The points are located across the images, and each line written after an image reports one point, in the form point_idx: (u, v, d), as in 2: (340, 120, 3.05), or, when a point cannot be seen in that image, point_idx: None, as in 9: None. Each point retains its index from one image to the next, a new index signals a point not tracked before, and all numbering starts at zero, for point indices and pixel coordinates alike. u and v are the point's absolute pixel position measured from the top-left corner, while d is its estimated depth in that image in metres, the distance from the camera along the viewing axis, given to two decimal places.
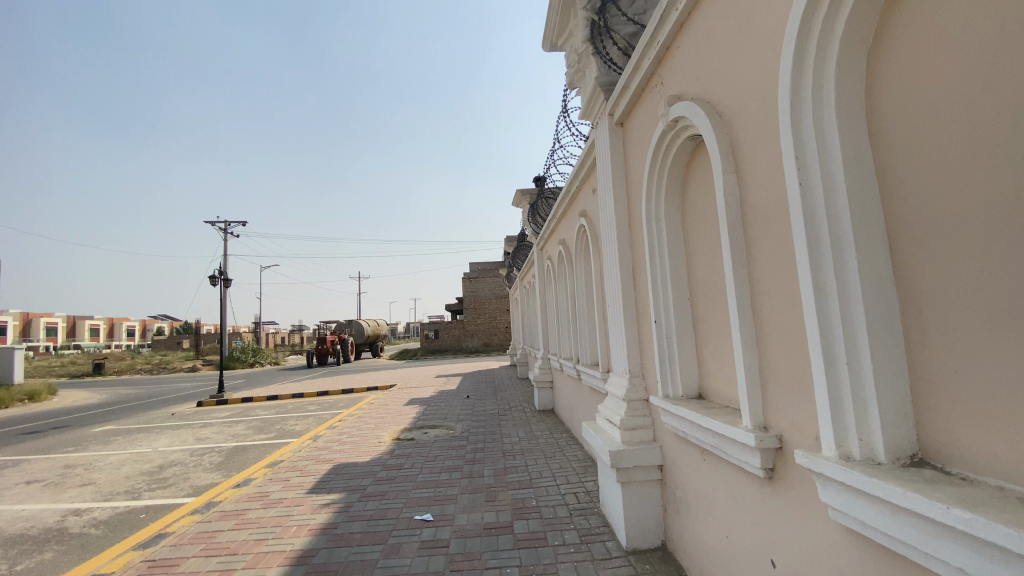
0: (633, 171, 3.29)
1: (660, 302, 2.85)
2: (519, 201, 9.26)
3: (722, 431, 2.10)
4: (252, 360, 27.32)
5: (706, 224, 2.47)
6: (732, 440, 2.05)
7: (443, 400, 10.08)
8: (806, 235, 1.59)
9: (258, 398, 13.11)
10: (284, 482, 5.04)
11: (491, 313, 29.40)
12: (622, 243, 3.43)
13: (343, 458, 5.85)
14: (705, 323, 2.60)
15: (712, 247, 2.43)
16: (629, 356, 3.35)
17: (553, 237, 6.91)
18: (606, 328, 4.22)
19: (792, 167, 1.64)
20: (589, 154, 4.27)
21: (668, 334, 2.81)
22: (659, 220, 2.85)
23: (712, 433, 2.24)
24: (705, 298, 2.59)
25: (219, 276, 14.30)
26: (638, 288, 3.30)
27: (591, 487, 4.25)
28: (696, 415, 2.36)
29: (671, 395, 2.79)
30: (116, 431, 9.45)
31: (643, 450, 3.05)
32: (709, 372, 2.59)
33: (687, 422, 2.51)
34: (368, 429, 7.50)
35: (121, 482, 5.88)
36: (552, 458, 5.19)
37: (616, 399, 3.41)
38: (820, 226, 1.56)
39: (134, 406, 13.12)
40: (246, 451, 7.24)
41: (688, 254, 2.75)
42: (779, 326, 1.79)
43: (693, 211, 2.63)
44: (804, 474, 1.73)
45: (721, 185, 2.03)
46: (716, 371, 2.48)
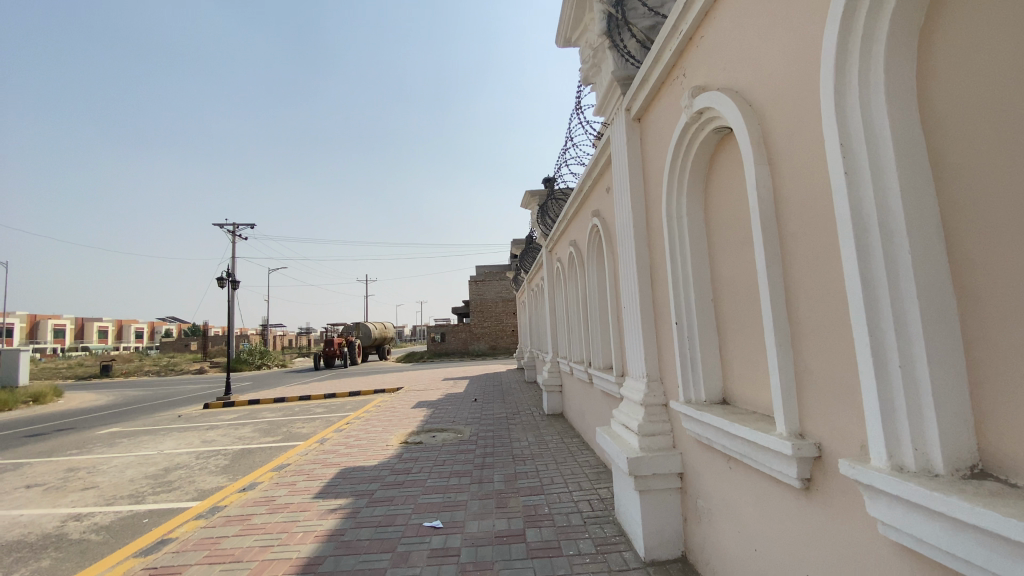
0: (651, 167, 3.19)
1: (682, 302, 2.73)
2: (528, 202, 9.17)
3: (753, 438, 1.98)
4: (258, 362, 27.36)
5: (733, 220, 2.36)
6: (764, 448, 1.92)
7: (450, 403, 9.99)
8: (852, 227, 1.48)
9: (264, 400, 13.09)
10: (290, 486, 4.96)
11: (498, 316, 29.31)
12: (640, 242, 3.32)
13: (350, 462, 5.76)
14: (731, 324, 2.49)
15: (740, 245, 2.32)
16: (647, 359, 3.23)
17: (564, 238, 6.81)
18: (621, 330, 4.11)
19: (835, 155, 1.53)
20: (603, 151, 4.18)
21: (690, 336, 2.68)
22: (680, 217, 2.74)
23: (740, 441, 2.12)
24: (731, 298, 2.47)
25: (226, 278, 14.31)
26: (656, 289, 3.19)
27: (605, 494, 4.13)
28: (722, 421, 2.24)
29: (693, 400, 2.67)
30: (122, 433, 9.43)
31: (663, 457, 2.92)
32: (735, 376, 2.47)
33: (712, 429, 2.40)
34: (375, 432, 7.42)
35: (125, 485, 5.82)
36: (563, 463, 5.07)
37: (633, 404, 3.29)
38: (868, 219, 1.45)
39: (140, 408, 13.11)
40: (251, 454, 7.18)
41: (713, 253, 2.64)
42: (819, 326, 1.67)
43: (719, 207, 2.52)
44: (847, 485, 1.61)
45: (754, 178, 1.92)
46: (743, 375, 2.36)
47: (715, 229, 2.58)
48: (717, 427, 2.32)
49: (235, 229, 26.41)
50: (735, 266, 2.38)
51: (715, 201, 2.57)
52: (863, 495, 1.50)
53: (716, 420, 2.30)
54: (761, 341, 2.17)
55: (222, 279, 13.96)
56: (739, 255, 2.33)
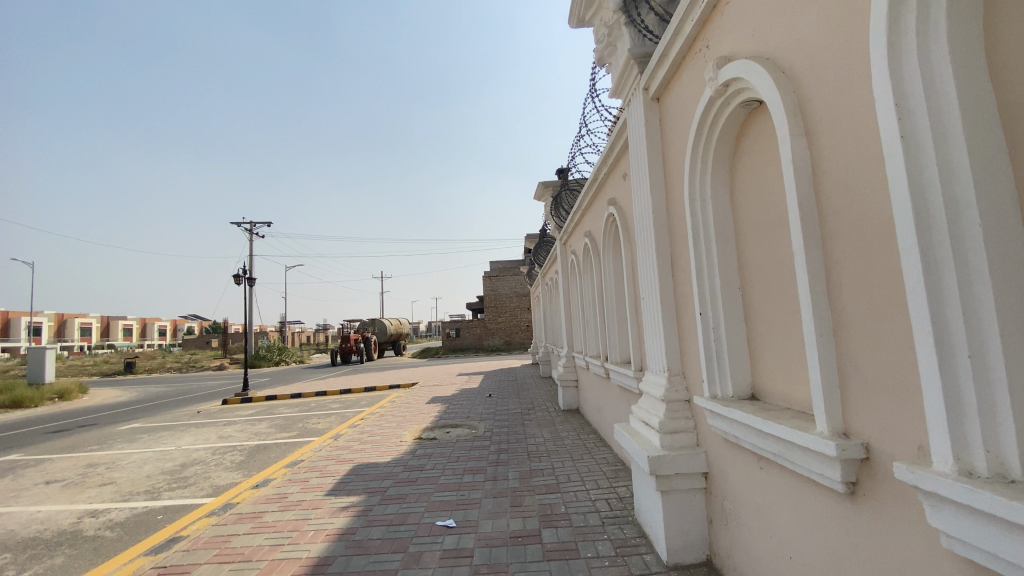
0: (671, 149, 3.02)
1: (706, 291, 2.56)
2: (541, 194, 8.99)
3: (788, 437, 1.81)
4: (276, 359, 27.68)
5: (764, 201, 2.18)
6: (801, 447, 1.76)
7: (465, 399, 9.89)
8: (908, 198, 1.30)
9: (281, 396, 13.17)
10: (303, 482, 4.90)
11: (512, 311, 29.18)
12: (660, 228, 3.14)
13: (363, 458, 5.69)
14: (761, 314, 2.31)
15: (772, 227, 2.14)
16: (668, 353, 3.06)
17: (578, 230, 6.63)
18: (639, 322, 3.94)
19: (887, 117, 1.35)
20: (620, 136, 4.00)
21: (716, 328, 2.51)
22: (704, 200, 2.57)
23: (773, 440, 1.95)
24: (761, 285, 2.30)
25: (242, 276, 14.42)
26: (678, 279, 3.01)
27: (624, 493, 3.97)
28: (753, 418, 2.08)
29: (719, 396, 2.50)
30: (141, 429, 9.55)
31: (686, 455, 2.76)
32: (766, 369, 2.30)
33: (741, 427, 2.23)
34: (389, 428, 7.37)
35: (141, 481, 5.85)
36: (580, 460, 4.93)
37: (653, 400, 3.13)
38: (928, 188, 1.27)
39: (160, 405, 13.31)
40: (266, 450, 7.18)
41: (740, 238, 2.46)
42: (868, 313, 1.50)
43: (747, 188, 2.34)
44: (900, 489, 1.44)
45: (789, 152, 1.74)
46: (776, 368, 2.19)
47: (743, 211, 2.40)
48: (747, 425, 2.16)
49: (251, 227, 26.68)
50: (767, 251, 2.20)
51: (743, 181, 2.39)
52: (921, 501, 1.33)
53: (746, 417, 2.14)
54: (796, 331, 1.99)
55: (238, 276, 14.04)
56: (771, 239, 2.16)
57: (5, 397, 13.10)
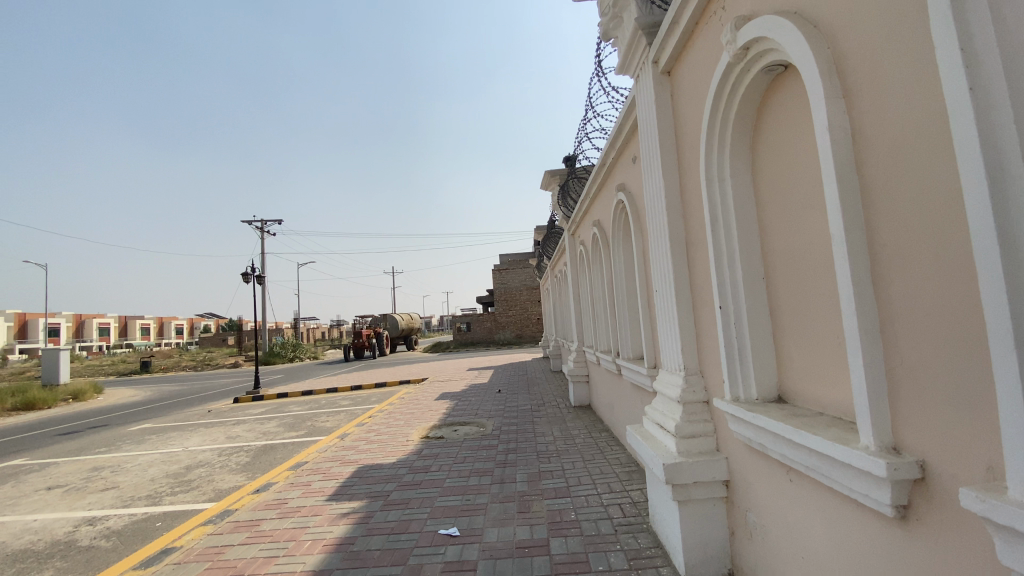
0: (684, 127, 2.77)
1: (726, 282, 2.32)
2: (548, 183, 8.71)
3: (825, 451, 1.56)
4: (289, 355, 27.83)
5: (793, 178, 1.93)
6: (841, 463, 1.50)
7: (474, 395, 9.71)
8: (977, 155, 1.04)
9: (291, 393, 13.13)
10: (305, 486, 4.75)
11: (523, 305, 28.95)
12: (673, 213, 2.89)
13: (368, 459, 5.53)
14: (791, 306, 2.06)
15: (802, 207, 1.88)
16: (684, 349, 2.82)
17: (587, 219, 6.37)
18: (652, 315, 3.70)
19: (945, 60, 1.09)
20: (628, 117, 3.73)
21: (738, 323, 2.27)
22: (724, 180, 2.34)
23: (806, 452, 1.70)
24: (791, 275, 2.04)
25: (251, 275, 14.34)
26: (694, 269, 2.76)
27: (638, 497, 3.74)
28: (781, 425, 1.83)
29: (742, 399, 2.26)
30: (150, 430, 9.52)
31: (705, 462, 2.53)
32: (797, 369, 2.04)
33: (768, 435, 1.99)
34: (397, 426, 7.21)
35: (144, 486, 5.76)
36: (591, 461, 4.70)
37: (669, 400, 2.90)
38: (1007, 141, 1.00)
39: (171, 404, 13.34)
40: (273, 450, 7.08)
41: (765, 221, 2.21)
42: (922, 304, 1.23)
43: (773, 165, 2.09)
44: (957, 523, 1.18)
45: (824, 117, 1.48)
46: (808, 369, 1.94)
47: (768, 191, 2.15)
48: (774, 432, 1.91)
49: (260, 225, 26.75)
50: (797, 234, 1.94)
51: (766, 157, 2.14)
52: (989, 535, 1.09)
53: (772, 424, 1.89)
54: (834, 324, 1.73)
55: (245, 275, 13.97)
56: (801, 221, 1.90)
57: (19, 399, 13.23)
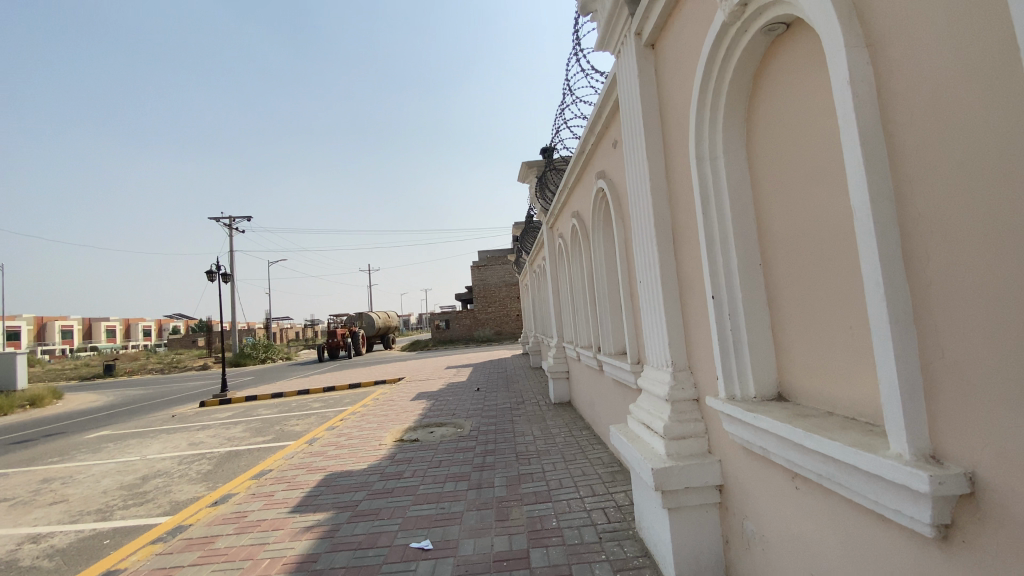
0: (670, 103, 2.56)
1: (720, 269, 2.11)
2: (525, 175, 8.48)
3: (845, 460, 1.35)
4: (261, 356, 26.98)
5: (797, 150, 1.72)
6: (864, 473, 1.30)
7: (451, 394, 9.42)
8: None
9: (262, 396, 12.62)
10: (267, 497, 4.43)
11: (502, 301, 28.77)
12: (659, 197, 2.67)
13: (337, 465, 5.20)
14: (793, 294, 1.88)
15: (808, 182, 1.68)
16: (671, 344, 2.61)
17: (565, 210, 6.15)
18: (634, 309, 3.50)
19: None
20: (608, 98, 3.50)
21: (733, 314, 2.07)
22: (717, 157, 2.13)
23: (820, 459, 1.50)
24: (793, 259, 1.84)
25: (217, 273, 13.71)
26: (681, 258, 2.56)
27: (622, 500, 3.54)
28: (787, 428, 1.62)
29: (738, 398, 2.06)
30: (108, 437, 8.98)
31: (696, 466, 2.33)
32: (802, 365, 1.85)
33: (772, 440, 1.78)
34: (370, 429, 6.89)
35: (95, 499, 5.35)
36: (573, 461, 4.48)
37: (656, 399, 2.69)
38: None
39: (135, 409, 12.68)
40: (237, 457, 6.68)
41: (763, 201, 2.01)
42: (975, 284, 1.03)
43: (772, 136, 1.88)
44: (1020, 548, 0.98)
45: (846, 71, 1.26)
46: (816, 363, 1.74)
47: (766, 168, 1.96)
48: (779, 436, 1.70)
49: (230, 222, 25.89)
50: (801, 213, 1.75)
51: (764, 129, 1.94)
52: None
53: (778, 427, 1.67)
54: (850, 313, 1.53)
55: (211, 273, 13.36)
56: (808, 198, 1.69)
57: None
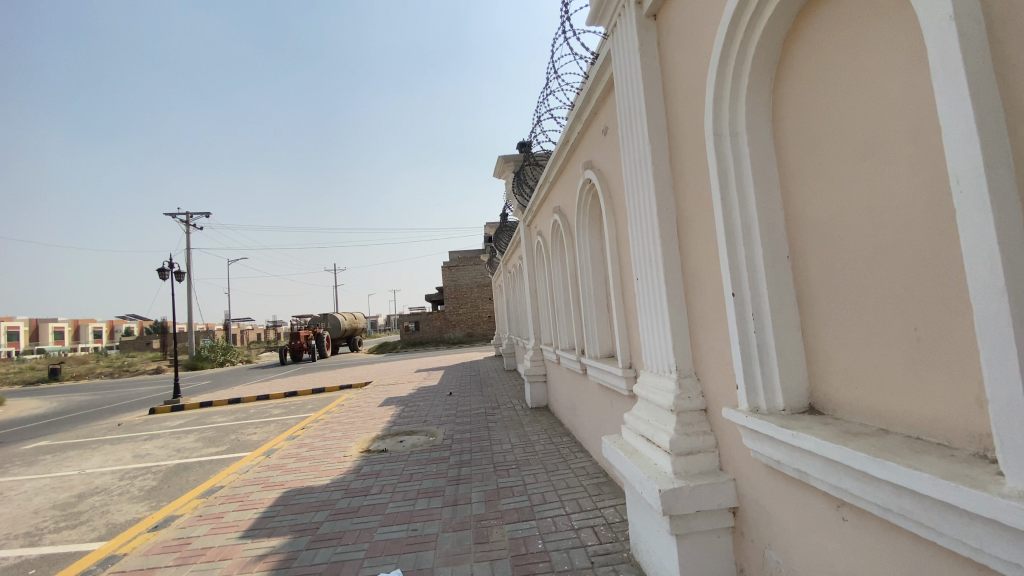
0: (676, 77, 2.29)
1: (742, 263, 1.86)
2: (501, 170, 8.18)
3: (955, 502, 1.09)
4: (220, 358, 25.69)
5: (847, 121, 1.49)
6: (976, 517, 1.08)
7: (423, 399, 8.98)
8: None
9: (219, 402, 11.84)
10: (215, 519, 3.94)
11: (474, 302, 28.36)
12: (662, 183, 2.38)
13: (297, 481, 4.74)
14: (831, 289, 1.64)
15: (863, 157, 1.46)
16: (675, 348, 2.33)
17: (545, 206, 5.85)
18: (626, 309, 3.22)
19: None
20: (600, 77, 3.15)
21: (757, 315, 1.81)
22: (738, 135, 1.88)
23: (898, 492, 1.27)
24: (834, 250, 1.61)
25: (169, 271, 12.79)
26: (688, 252, 2.28)
27: (612, 516, 3.26)
28: (852, 455, 1.36)
29: (763, 411, 1.80)
30: (44, 448, 8.15)
31: (709, 487, 2.05)
32: (844, 371, 1.62)
33: (820, 464, 1.53)
34: (335, 438, 6.41)
35: (22, 520, 4.73)
36: (555, 472, 4.17)
37: (657, 409, 2.40)
38: None
39: (78, 417, 11.71)
40: (187, 471, 6.09)
41: (790, 183, 1.77)
42: None
43: (808, 107, 1.65)
44: None
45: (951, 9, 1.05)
46: (868, 370, 1.52)
47: (796, 146, 1.73)
48: (835, 460, 1.44)
49: (187, 219, 24.62)
50: (850, 195, 1.52)
51: (794, 101, 1.71)
52: None
53: (837, 452, 1.42)
54: (928, 311, 1.30)
55: (162, 270, 12.45)
56: (862, 176, 1.47)
57: None
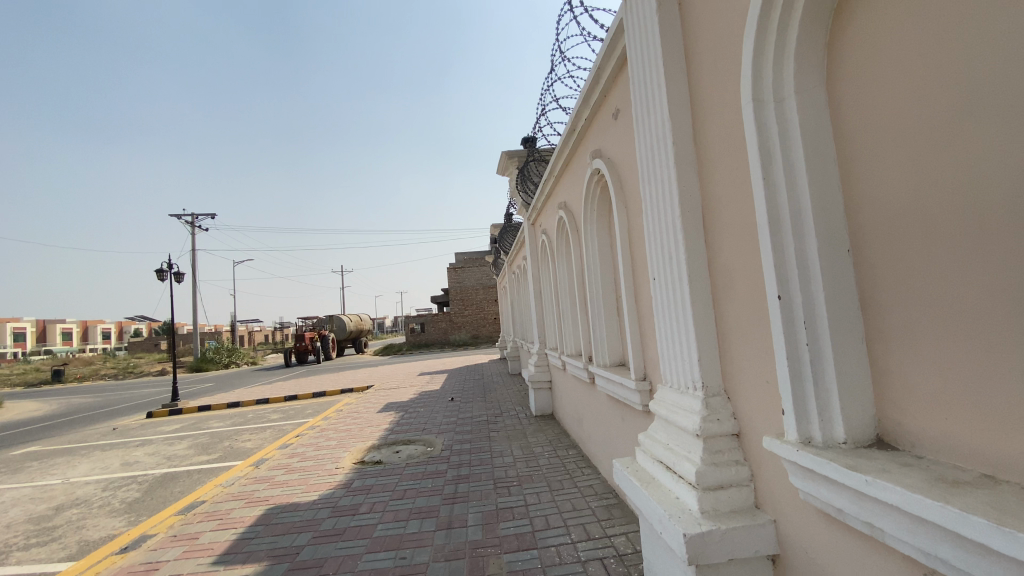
0: (702, 41, 1.95)
1: (790, 257, 1.51)
2: (506, 166, 7.86)
3: None
4: (225, 360, 25.51)
5: (932, 75, 1.17)
6: None
7: (423, 404, 8.64)
8: None
9: (217, 406, 11.55)
10: (190, 540, 3.62)
11: (479, 304, 28.04)
12: (686, 167, 2.03)
13: (283, 496, 4.41)
14: (904, 291, 1.29)
15: (954, 120, 1.13)
16: (701, 360, 1.98)
17: (550, 202, 5.51)
18: (640, 314, 2.87)
19: None
20: (611, 53, 2.81)
21: (809, 321, 1.47)
22: (784, 100, 1.54)
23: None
24: (902, 240, 1.29)
25: (168, 272, 12.51)
26: (717, 247, 1.94)
27: (624, 547, 2.89)
28: (962, 516, 1.01)
29: (818, 443, 1.45)
30: (32, 455, 7.86)
31: (745, 531, 1.69)
32: (918, 396, 1.28)
33: (906, 522, 1.17)
34: (329, 448, 6.08)
35: None
36: (560, 491, 3.81)
37: (678, 431, 2.05)
38: None
39: (74, 421, 11.42)
40: (174, 481, 5.78)
41: (850, 160, 1.43)
42: None
43: (876, 63, 1.33)
44: None
45: None
46: (954, 395, 1.18)
47: (861, 113, 1.39)
48: (933, 522, 1.09)
49: (193, 220, 24.51)
50: (936, 167, 1.18)
51: (859, 56, 1.38)
52: None
53: (939, 514, 1.06)
54: None
55: (161, 271, 12.19)
56: (951, 143, 1.14)
57: None
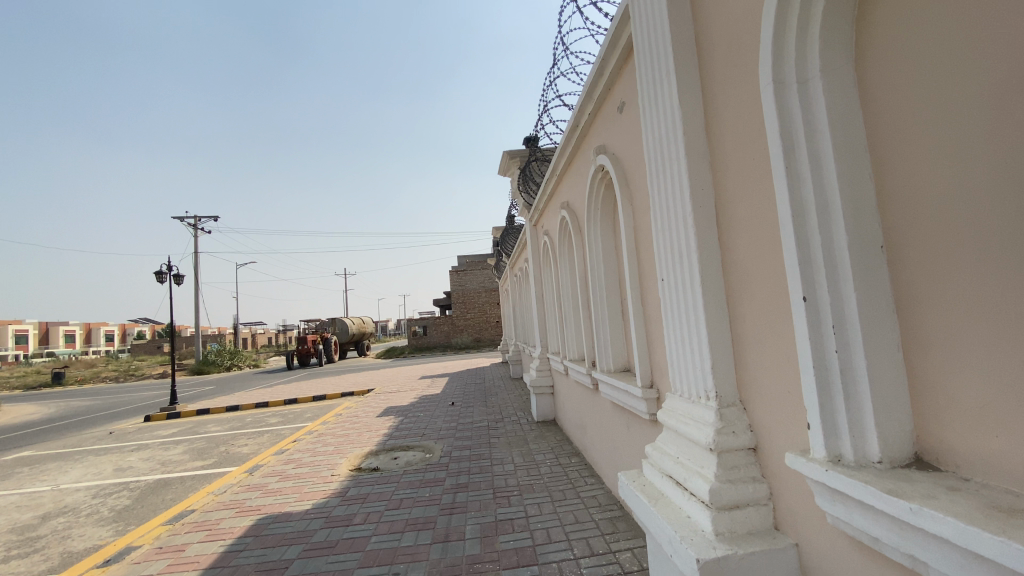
0: (715, 22, 1.80)
1: (817, 255, 1.37)
2: (507, 166, 7.75)
3: None
4: (226, 363, 25.41)
5: (979, 48, 1.02)
6: None
7: (423, 409, 8.49)
8: None
9: (215, 409, 11.42)
10: (175, 553, 3.47)
11: (481, 306, 27.91)
12: (698, 160, 1.89)
13: (275, 505, 4.26)
14: (944, 294, 1.15)
15: (1003, 99, 0.99)
16: (715, 368, 1.82)
17: (552, 203, 5.38)
18: (646, 317, 2.72)
19: None
20: (615, 43, 2.68)
21: (838, 325, 1.32)
22: (808, 81, 1.39)
23: None
24: (943, 237, 1.14)
25: (167, 275, 12.41)
26: (731, 245, 1.79)
27: (630, 563, 2.73)
28: None
29: (850, 462, 1.30)
30: (25, 460, 7.73)
31: (763, 556, 1.54)
32: (962, 411, 1.13)
33: (956, 557, 1.02)
34: (325, 454, 5.93)
35: None
36: (562, 502, 3.66)
37: (690, 443, 1.90)
38: None
39: (71, 424, 11.31)
40: (166, 488, 5.64)
41: (884, 147, 1.28)
42: None
43: (913, 39, 1.18)
44: None
45: None
46: (1005, 412, 1.03)
47: (895, 94, 1.24)
48: (990, 560, 0.94)
49: (195, 223, 24.47)
50: (981, 153, 1.04)
51: (893, 32, 1.23)
52: None
53: (1000, 552, 0.91)
54: None
55: (160, 273, 12.09)
56: (1000, 126, 1.00)
57: None
